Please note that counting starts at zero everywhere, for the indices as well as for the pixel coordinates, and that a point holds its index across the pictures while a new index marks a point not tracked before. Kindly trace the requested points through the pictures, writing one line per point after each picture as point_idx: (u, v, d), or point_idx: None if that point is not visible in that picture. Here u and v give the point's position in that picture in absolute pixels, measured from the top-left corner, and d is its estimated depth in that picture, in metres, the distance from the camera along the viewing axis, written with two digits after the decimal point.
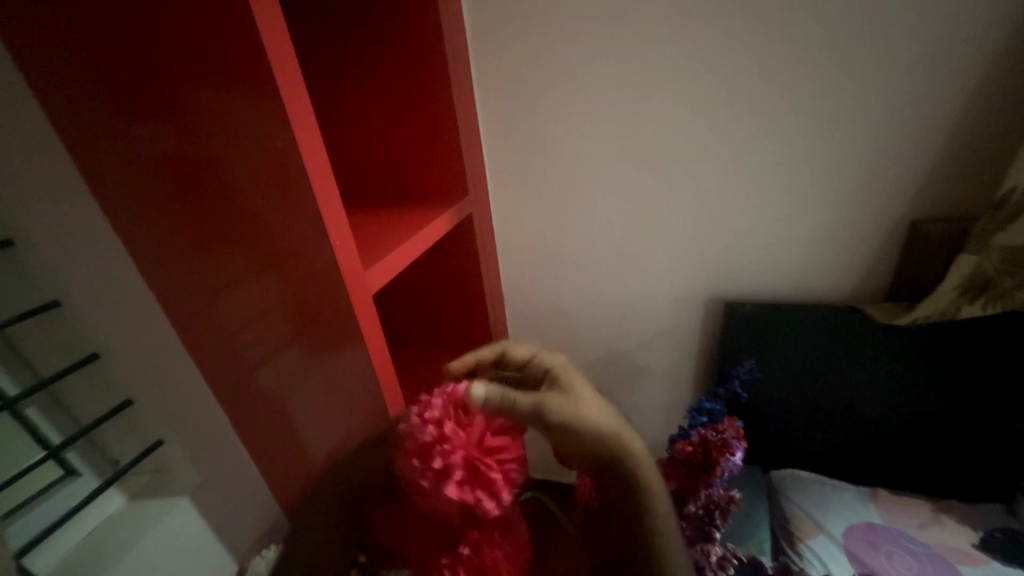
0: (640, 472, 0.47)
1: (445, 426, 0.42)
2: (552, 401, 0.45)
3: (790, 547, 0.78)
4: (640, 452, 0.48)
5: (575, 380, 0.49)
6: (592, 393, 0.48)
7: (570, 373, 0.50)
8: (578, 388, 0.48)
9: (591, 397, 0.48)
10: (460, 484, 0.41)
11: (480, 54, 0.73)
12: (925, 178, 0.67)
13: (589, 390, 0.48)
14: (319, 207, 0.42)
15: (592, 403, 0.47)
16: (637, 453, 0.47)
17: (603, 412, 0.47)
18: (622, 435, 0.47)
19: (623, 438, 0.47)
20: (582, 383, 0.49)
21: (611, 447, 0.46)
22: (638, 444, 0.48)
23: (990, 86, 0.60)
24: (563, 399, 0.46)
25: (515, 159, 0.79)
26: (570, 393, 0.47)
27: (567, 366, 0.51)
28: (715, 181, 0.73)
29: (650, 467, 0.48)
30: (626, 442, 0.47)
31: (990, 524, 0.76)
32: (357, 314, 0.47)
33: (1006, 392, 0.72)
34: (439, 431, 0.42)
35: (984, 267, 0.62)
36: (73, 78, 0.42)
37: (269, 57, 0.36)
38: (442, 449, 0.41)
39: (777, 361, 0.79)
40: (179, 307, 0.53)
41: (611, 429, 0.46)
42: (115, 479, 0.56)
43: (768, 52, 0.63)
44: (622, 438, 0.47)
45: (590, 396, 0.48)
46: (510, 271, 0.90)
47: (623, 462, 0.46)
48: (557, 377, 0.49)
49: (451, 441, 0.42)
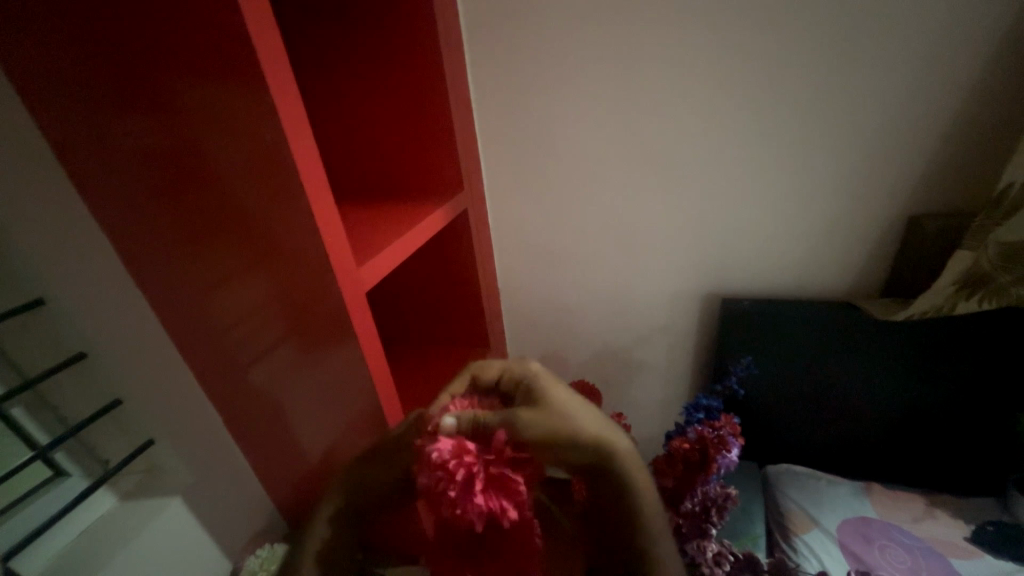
0: (628, 473, 0.45)
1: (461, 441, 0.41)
2: (523, 418, 0.44)
3: (786, 543, 0.80)
4: (627, 453, 0.46)
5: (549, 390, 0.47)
6: (567, 401, 0.47)
7: (544, 384, 0.48)
8: (553, 398, 0.46)
9: (567, 401, 0.47)
10: (484, 492, 0.39)
11: (474, 47, 0.71)
12: (924, 174, 0.66)
13: (564, 395, 0.47)
14: (310, 205, 0.40)
15: (567, 411, 0.46)
16: (623, 455, 0.46)
17: (579, 419, 0.45)
18: (604, 440, 0.45)
19: (604, 443, 0.45)
20: (556, 393, 0.47)
21: (592, 453, 0.45)
22: (625, 445, 0.47)
23: (991, 82, 0.59)
24: (533, 415, 0.45)
25: (512, 153, 0.77)
26: (543, 407, 0.46)
27: (541, 377, 0.49)
28: (713, 178, 0.72)
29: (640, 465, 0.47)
30: (609, 446, 0.45)
31: (981, 518, 0.77)
32: (351, 312, 0.46)
33: (1000, 387, 0.73)
34: (455, 446, 0.41)
35: (981, 263, 0.61)
36: (54, 72, 0.40)
37: (258, 50, 0.34)
38: (461, 462, 0.40)
39: (775, 357, 0.79)
40: (169, 304, 0.52)
41: (590, 436, 0.45)
42: (106, 479, 0.55)
43: (766, 48, 0.63)
44: (603, 443, 0.45)
45: (565, 406, 0.46)
46: (507, 267, 0.89)
47: (608, 465, 0.45)
48: (530, 389, 0.48)
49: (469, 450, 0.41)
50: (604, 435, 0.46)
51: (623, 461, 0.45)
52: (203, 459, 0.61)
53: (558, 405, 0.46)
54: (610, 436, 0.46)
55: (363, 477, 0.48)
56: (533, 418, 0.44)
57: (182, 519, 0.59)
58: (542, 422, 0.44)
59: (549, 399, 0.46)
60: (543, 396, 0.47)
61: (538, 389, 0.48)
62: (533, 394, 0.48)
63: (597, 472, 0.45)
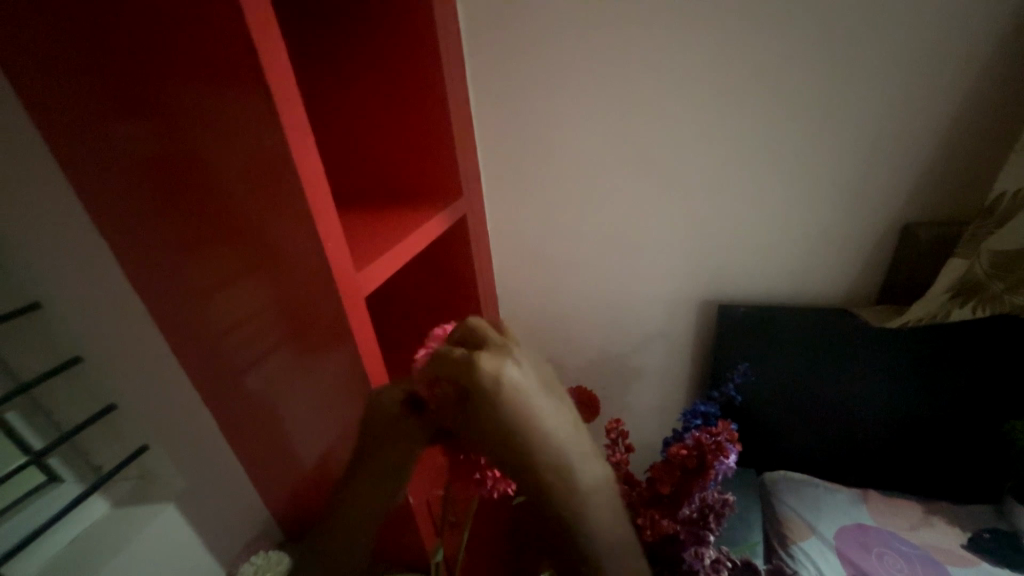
0: (567, 511, 0.38)
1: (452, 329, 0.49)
2: (459, 418, 0.39)
3: (783, 550, 0.79)
4: (573, 486, 0.38)
5: (491, 399, 0.38)
6: (504, 422, 0.38)
7: (489, 392, 0.38)
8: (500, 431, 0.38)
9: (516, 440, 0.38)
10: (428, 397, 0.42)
11: (474, 54, 0.71)
12: (918, 181, 0.67)
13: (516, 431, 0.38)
14: (310, 211, 0.41)
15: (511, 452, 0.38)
16: (563, 494, 0.38)
17: (508, 447, 0.38)
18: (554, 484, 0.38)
19: (536, 476, 0.38)
20: (501, 408, 0.38)
21: (523, 480, 0.38)
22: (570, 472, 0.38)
23: (984, 92, 0.60)
24: (468, 420, 0.39)
25: (510, 160, 0.78)
26: (493, 437, 0.38)
27: (496, 379, 0.38)
28: (711, 183, 0.73)
29: (588, 494, 0.39)
30: (544, 479, 0.38)
31: (978, 525, 0.77)
32: (350, 317, 0.46)
33: (997, 392, 0.73)
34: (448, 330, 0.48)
35: (975, 271, 0.62)
36: (59, 75, 0.40)
37: (261, 55, 0.35)
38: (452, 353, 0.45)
39: (772, 362, 0.80)
40: (166, 306, 0.52)
41: (516, 465, 0.38)
42: (101, 485, 0.54)
43: (763, 57, 0.63)
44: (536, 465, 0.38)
45: (504, 422, 0.38)
46: (506, 274, 0.89)
47: (542, 495, 0.38)
48: (486, 414, 0.38)
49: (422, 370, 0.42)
50: (541, 465, 0.38)
51: (560, 496, 0.38)
52: (196, 463, 0.60)
53: (491, 418, 0.38)
54: (550, 468, 0.38)
55: (389, 454, 0.44)
56: (466, 424, 0.39)
57: (176, 525, 0.58)
58: (474, 429, 0.39)
59: (484, 412, 0.38)
60: (479, 406, 0.38)
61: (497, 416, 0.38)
62: (484, 418, 0.38)
63: (532, 496, 0.39)
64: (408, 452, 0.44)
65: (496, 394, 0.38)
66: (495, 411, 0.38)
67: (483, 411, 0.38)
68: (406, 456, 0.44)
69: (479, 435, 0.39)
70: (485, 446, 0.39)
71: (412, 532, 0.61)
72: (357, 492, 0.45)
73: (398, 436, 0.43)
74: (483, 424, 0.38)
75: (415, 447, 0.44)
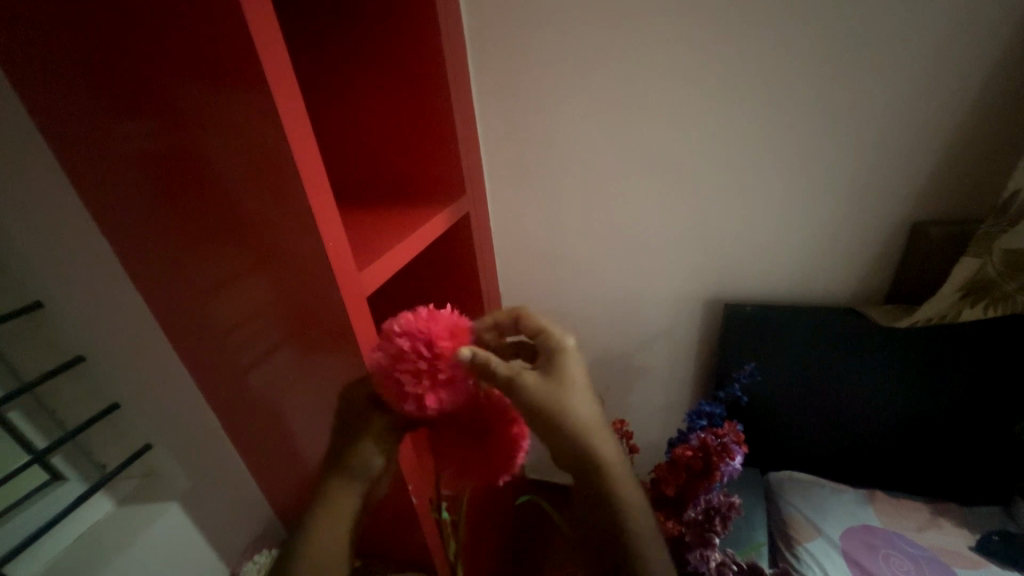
0: (615, 496, 0.40)
1: (425, 318, 0.40)
2: (529, 378, 0.39)
3: (788, 549, 0.78)
4: (616, 474, 0.40)
5: (575, 369, 0.41)
6: (581, 385, 0.41)
7: (574, 358, 0.42)
8: (574, 406, 0.40)
9: (586, 416, 0.40)
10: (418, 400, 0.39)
11: (478, 50, 0.70)
12: (927, 181, 0.66)
13: (588, 406, 0.41)
14: (311, 208, 0.40)
15: (578, 428, 0.39)
16: (612, 479, 0.40)
17: (580, 410, 0.40)
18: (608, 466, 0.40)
19: (591, 458, 0.40)
20: (577, 390, 0.40)
21: (578, 457, 0.40)
22: (617, 466, 0.41)
23: (997, 89, 0.59)
24: (541, 381, 0.40)
25: (513, 158, 0.77)
26: (564, 410, 0.39)
27: (577, 363, 0.42)
28: (716, 180, 0.72)
29: (631, 487, 0.41)
30: (598, 461, 0.40)
31: (988, 528, 0.75)
32: (352, 315, 0.45)
33: (1005, 393, 0.72)
34: (418, 323, 0.40)
35: (987, 270, 0.60)
36: (56, 71, 0.40)
37: (259, 51, 0.34)
38: (413, 357, 0.38)
39: (777, 360, 0.79)
40: (169, 304, 0.52)
41: (578, 431, 0.39)
42: (103, 484, 0.54)
43: (769, 53, 0.62)
44: (594, 449, 0.40)
45: (576, 403, 0.40)
46: (510, 272, 0.89)
47: (592, 474, 0.40)
48: (562, 389, 0.40)
49: (415, 368, 0.38)
50: (598, 449, 0.40)
51: (609, 480, 0.40)
52: (199, 462, 0.60)
53: (564, 399, 0.40)
54: (603, 454, 0.40)
55: (358, 449, 0.41)
56: (535, 395, 0.39)
57: (179, 523, 0.58)
58: (544, 402, 0.39)
59: (564, 389, 0.40)
60: (560, 376, 0.41)
61: (573, 394, 0.40)
62: (563, 388, 0.40)
63: (583, 478, 0.40)
64: (376, 448, 0.42)
65: (574, 376, 0.41)
66: (570, 390, 0.40)
67: (561, 387, 0.40)
68: (372, 454, 0.42)
69: (547, 410, 0.39)
70: (550, 420, 0.39)
71: (416, 532, 0.61)
72: (344, 499, 0.41)
73: (368, 436, 0.41)
74: (556, 400, 0.39)
75: (383, 446, 0.42)
